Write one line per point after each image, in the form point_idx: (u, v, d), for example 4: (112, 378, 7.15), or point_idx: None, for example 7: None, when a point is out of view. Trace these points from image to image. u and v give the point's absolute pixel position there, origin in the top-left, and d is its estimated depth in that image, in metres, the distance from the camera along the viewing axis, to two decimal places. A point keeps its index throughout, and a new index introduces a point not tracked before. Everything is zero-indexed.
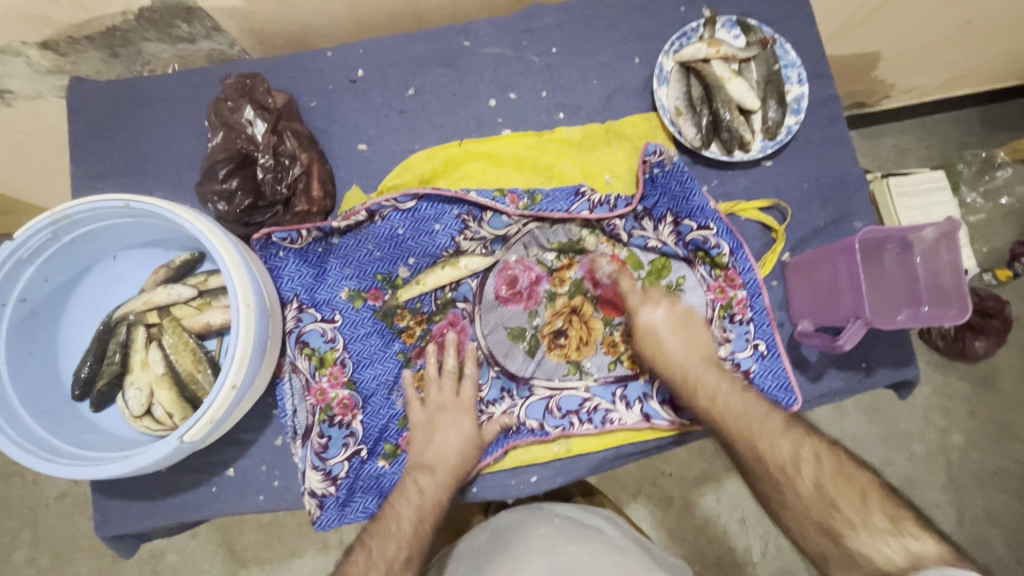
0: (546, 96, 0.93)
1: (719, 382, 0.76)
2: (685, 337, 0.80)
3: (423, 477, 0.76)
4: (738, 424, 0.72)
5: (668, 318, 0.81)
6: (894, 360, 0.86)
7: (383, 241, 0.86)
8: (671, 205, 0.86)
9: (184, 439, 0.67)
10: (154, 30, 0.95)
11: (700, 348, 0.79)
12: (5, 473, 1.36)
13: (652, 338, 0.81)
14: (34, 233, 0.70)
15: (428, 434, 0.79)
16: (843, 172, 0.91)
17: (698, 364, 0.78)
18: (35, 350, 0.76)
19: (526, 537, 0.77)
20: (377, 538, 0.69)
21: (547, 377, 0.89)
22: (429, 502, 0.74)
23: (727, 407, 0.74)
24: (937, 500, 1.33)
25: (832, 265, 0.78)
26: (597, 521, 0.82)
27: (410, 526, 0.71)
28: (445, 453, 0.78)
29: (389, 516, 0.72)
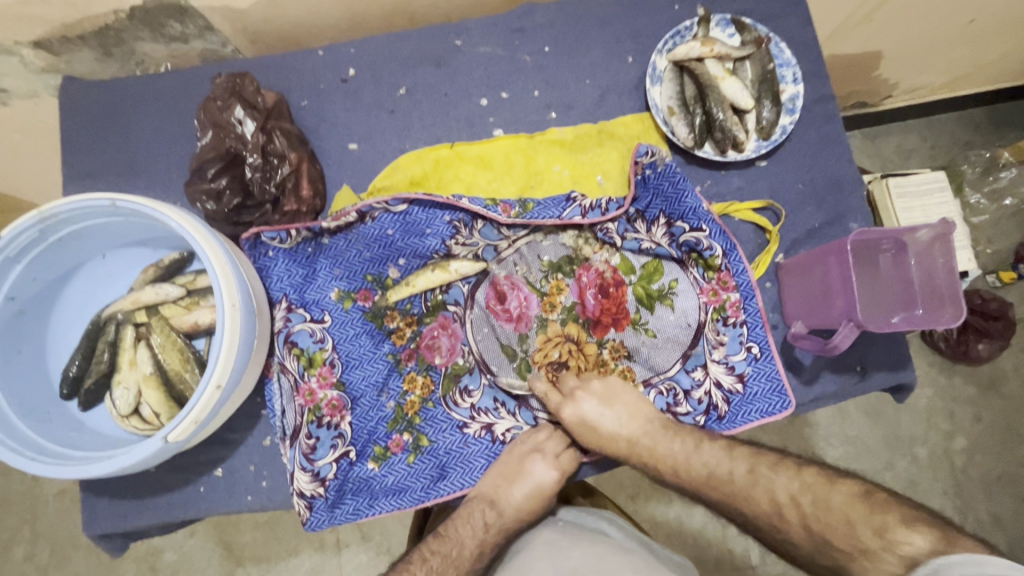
0: (539, 96, 0.92)
1: (680, 447, 0.75)
2: (623, 415, 0.79)
3: (491, 515, 0.75)
4: (706, 485, 0.71)
5: None
6: (890, 364, 0.85)
7: (373, 242, 0.86)
8: (664, 206, 0.86)
9: (168, 439, 0.67)
10: (146, 29, 0.95)
11: (636, 421, 0.78)
12: (5, 471, 1.37)
13: (584, 430, 0.79)
14: (21, 233, 0.71)
15: (516, 474, 0.78)
16: (839, 173, 0.90)
17: (637, 436, 0.77)
18: (23, 348, 0.77)
19: (531, 545, 0.75)
20: (437, 559, 0.72)
21: (551, 409, 0.87)
22: (490, 542, 0.74)
23: (690, 472, 0.73)
24: (940, 505, 1.32)
25: (825, 267, 0.77)
26: (603, 525, 0.79)
27: (469, 557, 0.73)
28: (516, 498, 0.76)
29: (445, 541, 0.73)
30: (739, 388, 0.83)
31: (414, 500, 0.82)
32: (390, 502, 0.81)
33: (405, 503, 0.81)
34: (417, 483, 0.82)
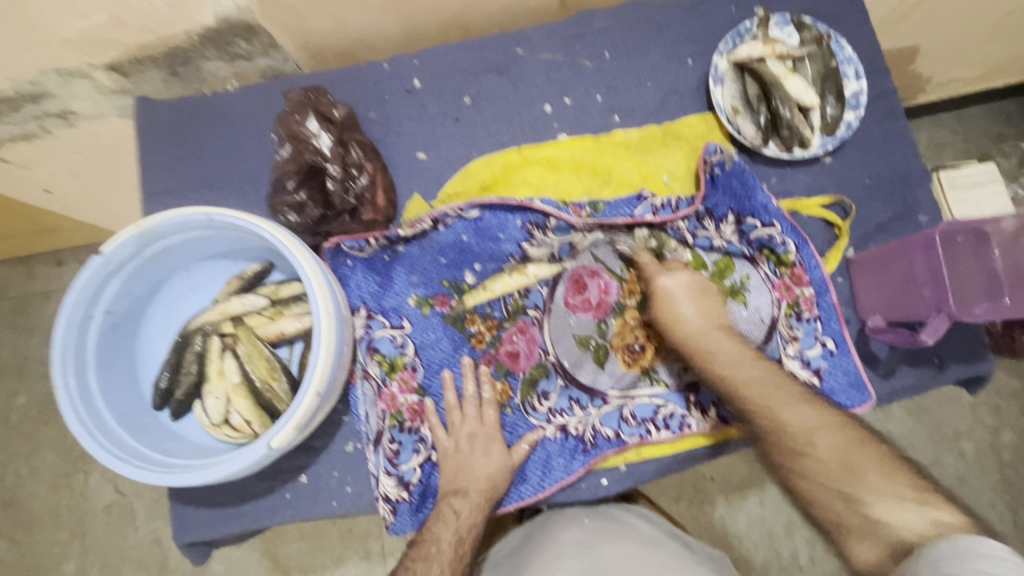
0: (601, 100, 0.94)
1: (738, 364, 0.72)
2: (698, 305, 0.79)
3: (458, 501, 0.76)
4: (760, 389, 0.69)
5: (687, 285, 0.80)
6: (965, 356, 0.85)
7: (448, 248, 0.88)
8: (733, 204, 0.86)
9: (271, 445, 0.68)
10: (214, 49, 0.98)
11: (709, 317, 0.78)
12: (56, 487, 1.40)
13: (670, 301, 0.79)
14: (121, 248, 0.73)
15: (462, 450, 0.80)
16: (904, 166, 0.90)
17: (701, 334, 0.76)
18: (118, 361, 0.79)
19: (555, 540, 0.76)
20: (419, 564, 0.69)
21: (617, 386, 0.86)
22: (467, 524, 0.74)
23: (744, 380, 0.70)
24: (993, 502, 1.30)
25: (907, 260, 0.78)
26: (632, 518, 0.81)
27: (451, 546, 0.71)
28: (482, 473, 0.78)
29: (425, 547, 0.71)
30: (816, 382, 0.83)
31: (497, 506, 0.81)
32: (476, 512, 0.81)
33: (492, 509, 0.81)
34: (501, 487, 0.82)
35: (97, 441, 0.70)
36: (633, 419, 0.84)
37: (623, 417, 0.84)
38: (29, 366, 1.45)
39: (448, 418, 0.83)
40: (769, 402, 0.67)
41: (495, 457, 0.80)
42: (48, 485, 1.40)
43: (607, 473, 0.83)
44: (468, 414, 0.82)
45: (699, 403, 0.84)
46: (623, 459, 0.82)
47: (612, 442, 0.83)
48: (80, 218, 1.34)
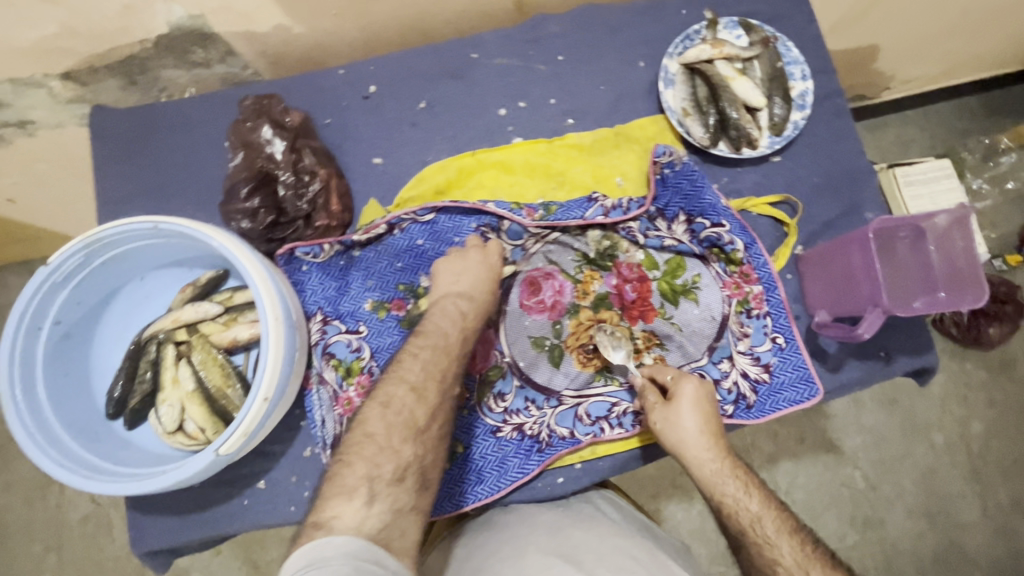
0: (555, 103, 0.95)
1: (745, 506, 0.71)
2: (705, 428, 0.76)
3: (463, 303, 0.80)
4: (757, 531, 0.69)
5: (696, 399, 0.77)
6: (911, 348, 0.87)
7: (403, 253, 0.89)
8: (683, 204, 0.88)
9: (220, 451, 0.69)
10: (171, 57, 0.98)
11: (715, 444, 0.75)
12: (30, 500, 1.38)
13: (683, 423, 0.76)
14: (67, 259, 0.73)
15: (464, 263, 0.83)
16: (851, 164, 0.92)
17: (712, 473, 0.74)
18: (70, 371, 0.79)
19: (530, 520, 0.77)
20: (423, 349, 0.74)
21: (573, 385, 0.87)
22: (469, 328, 0.79)
23: (749, 519, 0.70)
24: (962, 492, 1.33)
25: (847, 256, 0.79)
26: (604, 504, 0.83)
27: (454, 343, 0.76)
28: (480, 283, 0.82)
29: (423, 349, 0.74)
30: (766, 377, 0.85)
31: (452, 506, 0.82)
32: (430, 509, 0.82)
33: (445, 508, 0.82)
34: (455, 488, 0.82)
35: (45, 453, 0.70)
36: (587, 418, 0.85)
37: (578, 415, 0.85)
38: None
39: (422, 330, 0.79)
40: (774, 539, 0.67)
41: (492, 275, 0.83)
42: (21, 498, 1.39)
43: (562, 471, 0.85)
44: (473, 242, 0.85)
45: None
46: (577, 457, 0.84)
47: (566, 441, 0.84)
48: (46, 228, 1.33)
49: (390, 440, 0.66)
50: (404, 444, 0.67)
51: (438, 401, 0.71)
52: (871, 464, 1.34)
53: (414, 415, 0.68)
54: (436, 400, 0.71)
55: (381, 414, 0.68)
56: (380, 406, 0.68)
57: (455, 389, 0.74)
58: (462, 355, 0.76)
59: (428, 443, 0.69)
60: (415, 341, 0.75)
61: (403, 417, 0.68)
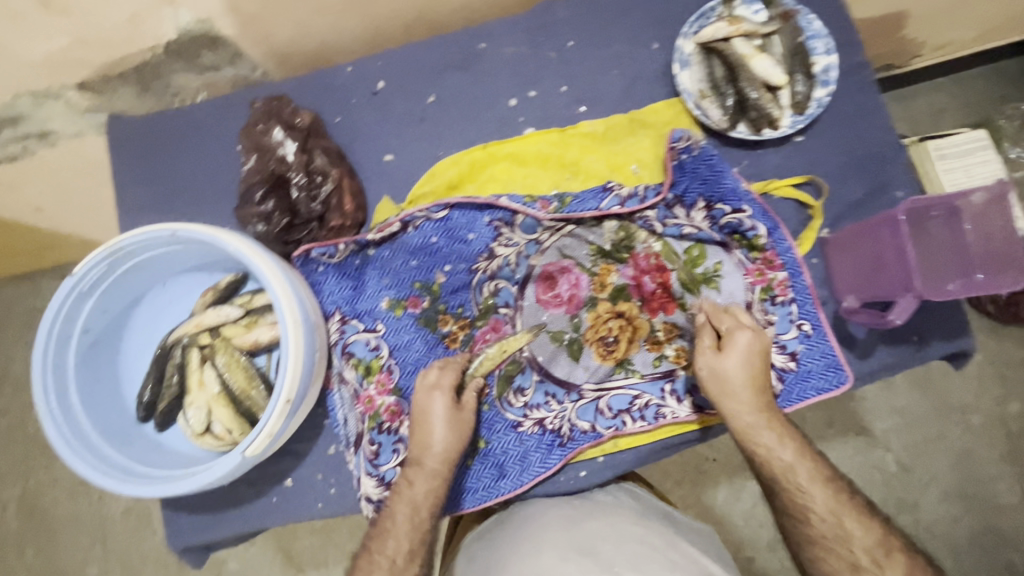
0: (566, 91, 0.92)
1: (785, 456, 0.70)
2: (752, 377, 0.73)
3: (415, 470, 0.75)
4: (792, 478, 0.70)
5: (744, 352, 0.73)
6: (946, 332, 0.83)
7: (417, 251, 0.88)
8: (702, 189, 0.84)
9: (246, 453, 0.70)
10: (181, 62, 0.98)
11: (760, 395, 0.73)
12: (75, 494, 1.44)
13: (735, 374, 0.73)
14: (92, 268, 0.74)
15: (419, 422, 0.77)
16: (878, 142, 0.88)
17: (751, 422, 0.72)
18: (102, 377, 0.81)
19: (546, 517, 0.76)
20: (375, 540, 0.72)
21: (593, 378, 0.86)
22: (422, 497, 0.74)
23: (785, 466, 0.70)
24: (1000, 473, 1.28)
25: (877, 239, 0.76)
26: (621, 495, 0.80)
27: (408, 522, 0.72)
28: (434, 446, 0.75)
29: (383, 535, 0.72)
30: (793, 366, 0.83)
31: (478, 500, 0.82)
32: (455, 503, 0.83)
33: (469, 503, 0.82)
34: (480, 484, 0.83)
35: (83, 458, 0.73)
36: (609, 411, 0.84)
37: (599, 409, 0.84)
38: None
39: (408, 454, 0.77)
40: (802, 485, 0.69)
41: (446, 432, 0.76)
42: (68, 494, 1.45)
43: (585, 465, 0.84)
44: (423, 389, 0.78)
45: (674, 392, 0.83)
46: (599, 450, 0.83)
47: (587, 435, 0.83)
48: (76, 234, 1.37)
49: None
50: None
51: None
52: (909, 447, 1.30)
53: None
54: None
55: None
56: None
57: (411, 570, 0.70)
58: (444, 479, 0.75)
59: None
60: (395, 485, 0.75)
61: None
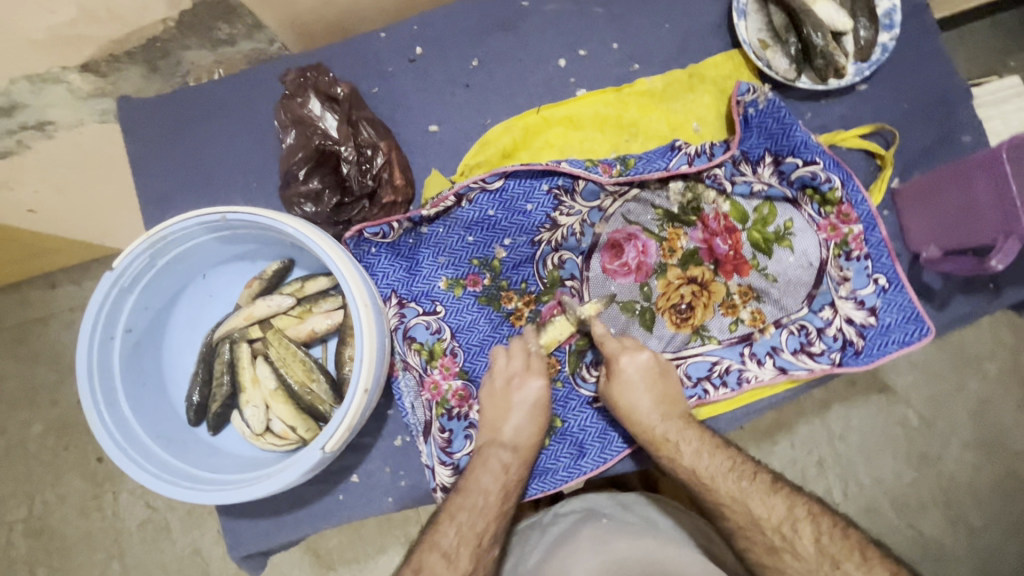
0: (618, 48, 0.87)
1: (715, 462, 0.68)
2: (654, 393, 0.74)
3: (507, 456, 0.72)
4: (723, 482, 0.66)
5: (647, 366, 0.75)
6: (1023, 277, 0.82)
7: (473, 225, 0.82)
8: (769, 144, 0.81)
9: (326, 448, 0.65)
10: (194, 36, 0.89)
11: (666, 405, 0.74)
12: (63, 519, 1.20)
13: (629, 392, 0.74)
14: (132, 261, 0.68)
15: (508, 408, 0.75)
16: (942, 87, 0.85)
17: (665, 431, 0.72)
18: (147, 381, 0.75)
19: (573, 537, 0.71)
20: (465, 513, 0.67)
21: (668, 347, 0.83)
22: (513, 479, 0.71)
23: (708, 472, 0.67)
24: (1014, 420, 1.09)
25: (969, 182, 0.73)
26: (652, 512, 0.74)
27: (496, 502, 0.69)
28: (524, 431, 0.74)
29: (469, 490, 0.68)
30: (872, 321, 0.80)
31: (558, 481, 0.79)
32: (534, 486, 0.79)
33: (549, 486, 0.79)
34: (559, 464, 0.80)
35: (145, 467, 0.67)
36: (688, 380, 0.81)
37: (678, 379, 0.81)
38: (40, 396, 1.22)
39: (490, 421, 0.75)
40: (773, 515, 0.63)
41: (536, 416, 0.75)
42: (76, 508, 1.20)
43: None
44: (512, 376, 0.76)
45: (753, 355, 0.81)
46: None
47: None
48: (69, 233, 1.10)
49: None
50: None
51: (473, 568, 0.64)
52: None
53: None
54: (469, 567, 0.63)
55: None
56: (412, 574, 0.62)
57: (492, 552, 0.67)
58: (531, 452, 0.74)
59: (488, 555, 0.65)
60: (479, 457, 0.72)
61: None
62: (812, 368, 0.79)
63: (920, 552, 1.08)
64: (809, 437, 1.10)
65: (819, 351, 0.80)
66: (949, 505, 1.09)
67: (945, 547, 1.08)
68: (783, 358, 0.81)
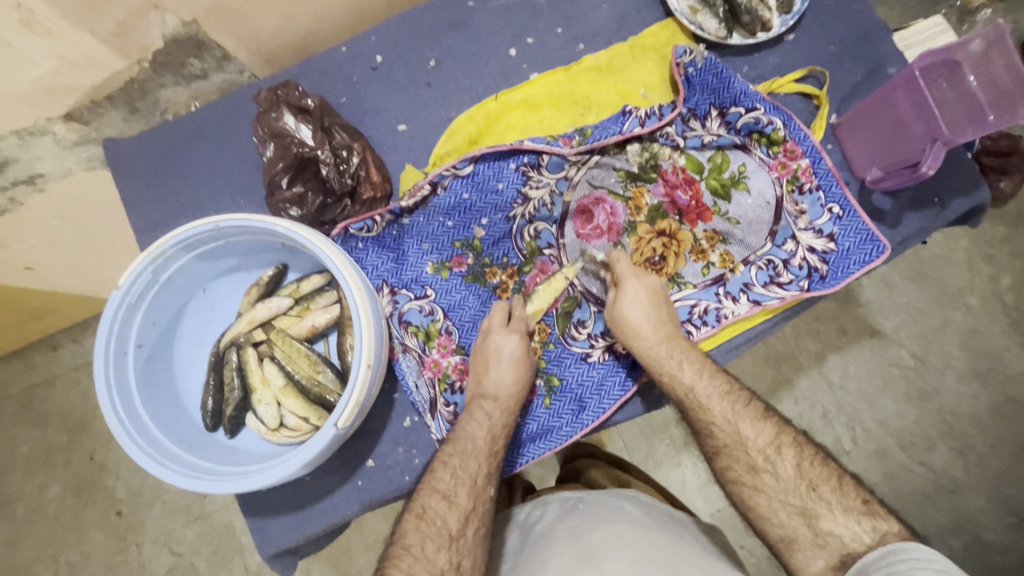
0: (562, 32, 0.94)
1: (709, 388, 0.71)
2: (653, 314, 0.79)
3: (488, 404, 0.77)
4: (711, 418, 0.69)
5: (645, 294, 0.80)
6: (963, 187, 0.88)
7: (451, 210, 0.88)
8: (712, 99, 0.88)
9: (339, 424, 0.69)
10: (169, 74, 0.93)
11: (665, 327, 0.78)
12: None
13: (631, 312, 0.79)
14: (136, 279, 0.72)
15: (488, 361, 0.80)
16: (863, 25, 0.92)
17: (659, 348, 0.76)
18: (162, 394, 0.79)
19: (552, 533, 0.69)
20: (457, 457, 0.71)
21: None
22: (498, 425, 0.76)
23: (705, 392, 0.71)
24: (1004, 343, 1.14)
25: (893, 104, 0.80)
26: (625, 501, 0.73)
27: (485, 444, 0.74)
28: (505, 382, 0.79)
29: (457, 440, 0.73)
30: (833, 247, 0.85)
31: (563, 437, 0.84)
32: (541, 446, 0.84)
33: (555, 442, 0.84)
34: (562, 421, 0.85)
35: (172, 469, 0.70)
36: None
37: None
38: (53, 457, 1.20)
39: (476, 377, 0.81)
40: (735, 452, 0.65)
41: (515, 370, 0.79)
42: (102, 564, 1.17)
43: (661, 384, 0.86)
44: (492, 331, 0.82)
45: (728, 293, 0.87)
46: None
47: None
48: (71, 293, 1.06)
49: (427, 551, 0.63)
50: (438, 554, 0.63)
51: (472, 505, 0.68)
52: None
53: (448, 523, 0.65)
54: (469, 505, 0.68)
55: (420, 526, 0.65)
56: (417, 517, 0.66)
57: (489, 491, 0.71)
58: (516, 407, 0.79)
59: (480, 495, 0.69)
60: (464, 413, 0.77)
61: (437, 526, 0.65)
62: (783, 297, 0.85)
63: (934, 488, 1.12)
64: (812, 390, 1.15)
65: (787, 280, 0.86)
66: (954, 437, 1.13)
67: (957, 480, 1.12)
68: (756, 292, 0.86)
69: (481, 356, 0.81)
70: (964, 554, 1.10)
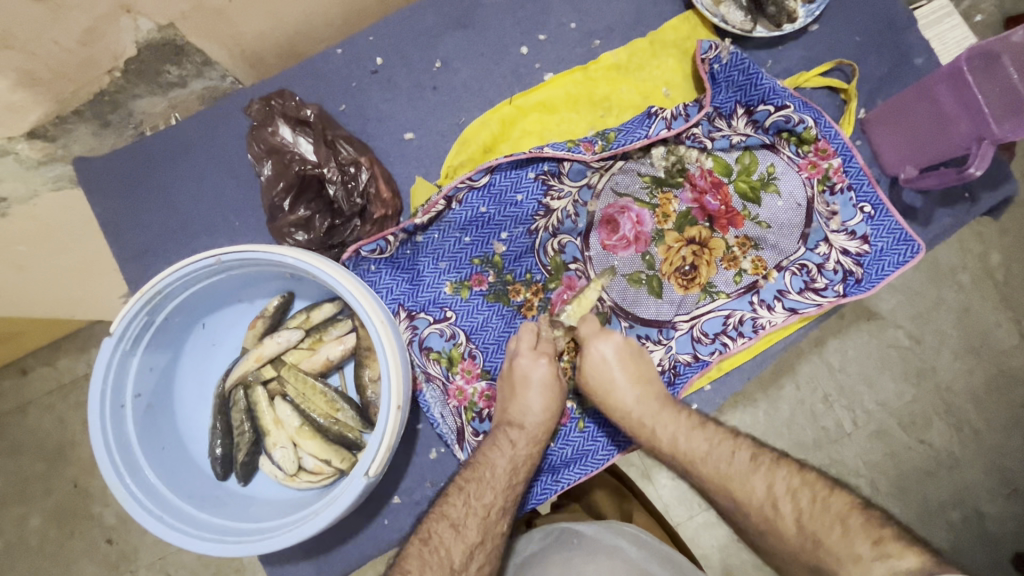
0: (576, 27, 0.88)
1: (713, 446, 0.67)
2: (633, 373, 0.74)
3: (514, 432, 0.72)
4: (704, 465, 0.66)
5: (617, 351, 0.75)
6: (993, 181, 0.85)
7: (468, 225, 0.82)
8: (739, 97, 0.83)
9: (369, 473, 0.64)
10: (143, 83, 0.83)
11: (648, 385, 0.74)
12: None
13: (603, 371, 0.74)
14: (130, 322, 0.65)
15: (514, 388, 0.75)
16: (888, 14, 0.88)
17: (644, 410, 0.72)
18: (165, 443, 0.72)
19: (544, 564, 0.69)
20: (474, 483, 0.67)
21: (680, 311, 0.84)
22: (522, 457, 0.71)
23: (687, 451, 0.68)
24: None
25: (933, 98, 0.78)
26: (622, 541, 0.70)
27: (504, 475, 0.69)
28: (533, 409, 0.74)
29: (479, 469, 0.69)
30: (867, 248, 0.82)
31: (599, 461, 0.80)
32: (575, 471, 0.80)
33: (591, 467, 0.80)
34: (597, 444, 0.81)
35: (184, 531, 0.64)
36: (705, 338, 0.83)
37: (696, 338, 0.83)
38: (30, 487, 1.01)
39: (504, 405, 0.76)
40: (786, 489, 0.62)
41: (545, 397, 0.74)
42: None
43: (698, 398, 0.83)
44: (518, 354, 0.76)
45: (763, 302, 0.84)
46: (706, 378, 0.83)
47: (693, 367, 0.82)
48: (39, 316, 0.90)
49: None
50: None
51: (480, 539, 0.64)
52: None
53: (451, 555, 0.62)
54: (477, 538, 0.64)
55: (422, 553, 0.62)
56: (420, 541, 0.63)
57: (501, 526, 0.67)
58: (547, 436, 0.74)
59: (490, 530, 0.66)
60: (488, 438, 0.73)
61: (439, 556, 0.62)
62: (819, 305, 0.82)
63: (934, 464, 0.99)
64: (813, 375, 1.00)
65: (823, 286, 0.82)
66: (952, 413, 0.99)
67: (955, 455, 0.99)
68: (791, 299, 0.83)
69: (508, 378, 0.76)
70: (963, 530, 0.98)
